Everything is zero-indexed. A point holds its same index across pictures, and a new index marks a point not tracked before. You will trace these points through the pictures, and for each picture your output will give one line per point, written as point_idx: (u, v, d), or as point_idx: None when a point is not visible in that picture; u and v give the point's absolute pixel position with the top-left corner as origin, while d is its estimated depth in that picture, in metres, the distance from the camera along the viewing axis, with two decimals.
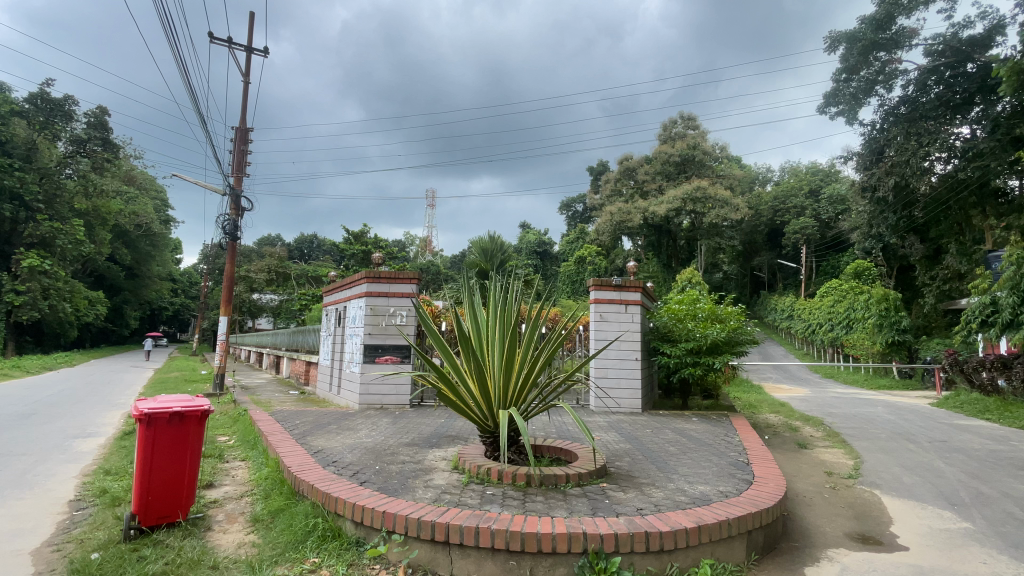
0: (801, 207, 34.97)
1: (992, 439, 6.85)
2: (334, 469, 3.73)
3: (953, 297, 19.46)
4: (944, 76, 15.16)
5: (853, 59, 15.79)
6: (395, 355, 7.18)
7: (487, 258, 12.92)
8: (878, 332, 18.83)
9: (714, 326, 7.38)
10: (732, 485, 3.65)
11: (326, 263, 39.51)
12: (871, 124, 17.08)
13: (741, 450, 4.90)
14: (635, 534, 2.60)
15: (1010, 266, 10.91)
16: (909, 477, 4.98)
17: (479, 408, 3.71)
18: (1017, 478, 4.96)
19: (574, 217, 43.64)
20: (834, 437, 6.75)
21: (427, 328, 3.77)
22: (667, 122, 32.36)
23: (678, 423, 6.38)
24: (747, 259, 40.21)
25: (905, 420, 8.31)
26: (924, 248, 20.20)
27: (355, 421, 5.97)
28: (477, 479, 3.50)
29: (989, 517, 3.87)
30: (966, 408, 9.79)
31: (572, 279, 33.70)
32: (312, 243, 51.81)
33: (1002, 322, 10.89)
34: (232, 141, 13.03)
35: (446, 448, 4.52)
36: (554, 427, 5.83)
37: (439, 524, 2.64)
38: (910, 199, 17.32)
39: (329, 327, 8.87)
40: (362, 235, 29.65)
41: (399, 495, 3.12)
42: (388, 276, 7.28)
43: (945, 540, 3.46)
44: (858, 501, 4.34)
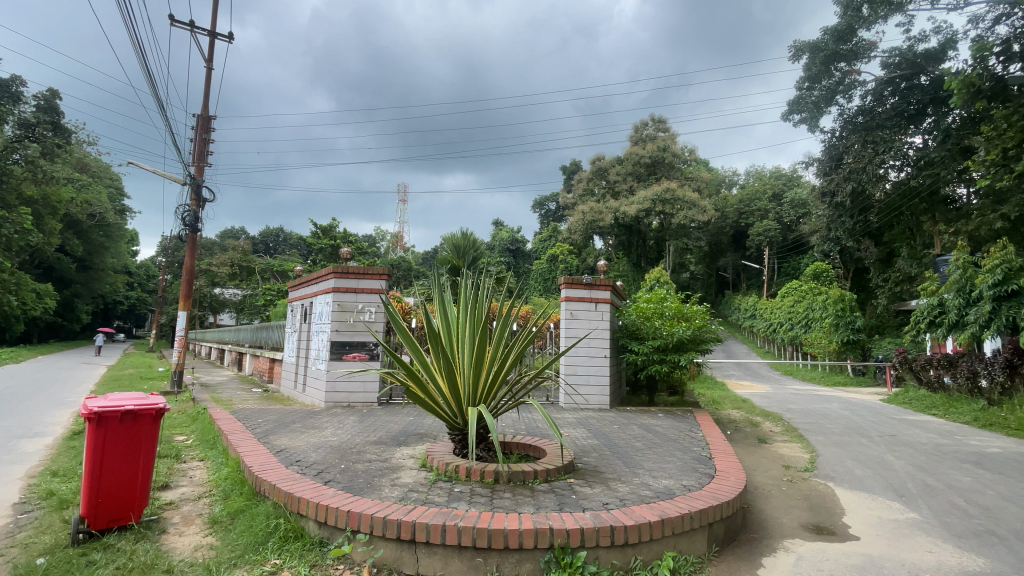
0: (765, 210, 36.18)
1: (938, 434, 7.26)
2: (297, 469, 3.65)
3: (904, 298, 20.48)
4: (900, 87, 15.66)
5: (816, 68, 16.39)
6: (363, 352, 7.07)
7: (459, 254, 12.86)
8: (835, 331, 19.77)
9: (680, 325, 7.55)
10: (695, 479, 3.75)
11: (293, 257, 38.47)
12: (831, 132, 17.71)
13: (704, 445, 5.02)
14: (601, 529, 2.63)
15: (957, 270, 11.62)
16: (860, 470, 5.24)
17: (449, 405, 3.68)
18: (960, 470, 5.27)
19: (547, 215, 43.93)
20: (792, 432, 7.02)
21: (396, 325, 3.70)
22: (638, 124, 32.81)
23: (645, 419, 6.50)
24: (713, 259, 41.30)
25: (858, 415, 8.71)
26: (877, 252, 21.22)
27: (320, 419, 5.82)
28: (445, 477, 3.48)
29: (934, 508, 4.10)
30: (914, 405, 10.35)
31: (544, 277, 33.85)
32: (278, 236, 50.31)
33: (949, 323, 11.52)
34: (193, 129, 12.55)
35: (414, 446, 4.48)
36: (523, 424, 5.83)
37: (405, 523, 2.61)
38: (866, 205, 18.02)
39: (294, 324, 8.67)
40: (331, 229, 29.07)
41: (364, 495, 3.06)
42: (357, 271, 7.13)
43: (893, 530, 3.65)
44: (813, 493, 4.53)
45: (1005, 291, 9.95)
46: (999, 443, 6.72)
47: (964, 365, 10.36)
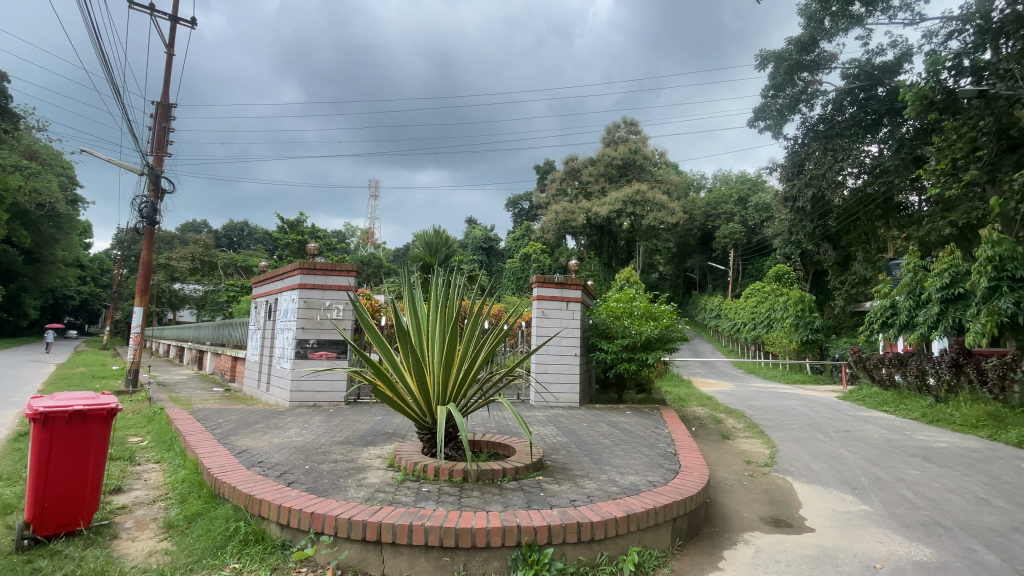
0: (730, 214, 37.23)
1: (889, 429, 7.63)
2: (259, 470, 3.55)
3: (860, 300, 21.46)
4: (858, 98, 16.35)
5: (780, 77, 16.92)
6: (331, 351, 6.93)
7: (431, 252, 12.75)
8: (795, 331, 20.62)
9: (648, 324, 7.70)
10: (660, 475, 3.82)
11: (258, 252, 37.32)
12: (793, 138, 18.37)
13: (669, 441, 5.14)
14: (567, 525, 2.66)
15: (908, 273, 12.25)
16: (816, 464, 5.46)
17: (418, 404, 3.64)
18: (907, 464, 5.57)
19: (520, 214, 44.04)
20: (753, 428, 7.26)
21: (364, 323, 3.65)
22: (611, 126, 33.19)
23: (613, 416, 6.61)
24: (681, 260, 42.27)
25: (816, 412, 9.09)
26: (835, 256, 22.21)
27: (285, 419, 5.67)
28: (413, 476, 3.44)
29: (885, 500, 4.31)
30: (868, 402, 10.88)
31: (516, 276, 33.94)
32: (242, 230, 48.73)
33: (900, 324, 12.12)
34: (152, 117, 12.03)
35: (381, 446, 4.42)
36: (493, 423, 5.82)
37: (370, 523, 2.58)
38: (825, 210, 18.59)
39: (258, 321, 8.43)
40: (298, 224, 28.39)
41: (329, 496, 3.01)
42: (324, 268, 6.98)
43: (846, 522, 3.81)
44: (772, 487, 4.69)
45: (952, 294, 10.55)
46: (944, 438, 7.11)
47: (914, 363, 10.94)
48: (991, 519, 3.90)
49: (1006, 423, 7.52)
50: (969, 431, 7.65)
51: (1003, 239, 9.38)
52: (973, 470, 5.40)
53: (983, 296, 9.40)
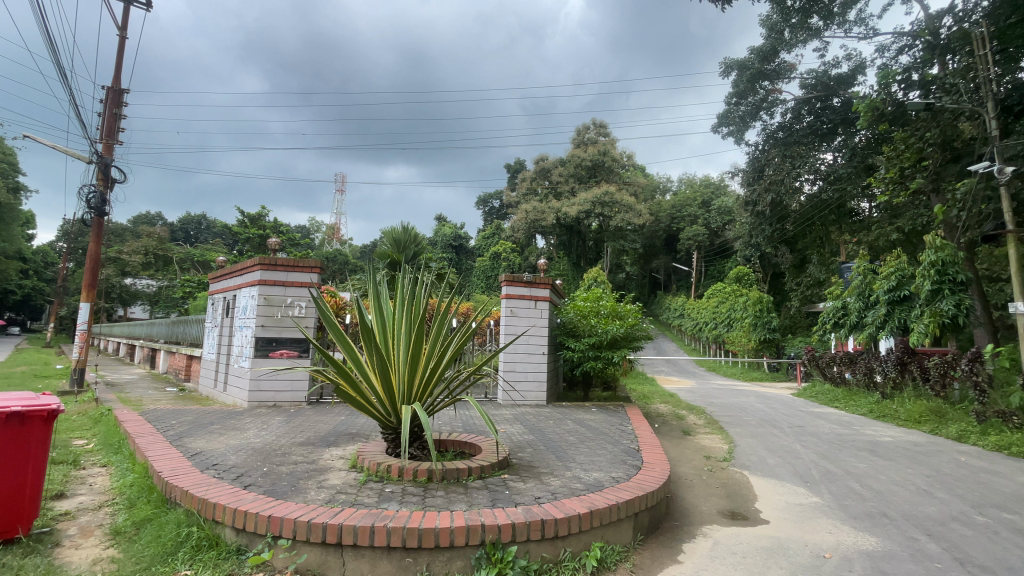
0: (694, 216, 38.19)
1: (839, 424, 8.02)
2: (214, 473, 3.42)
3: (814, 301, 22.50)
4: (815, 107, 17.04)
5: (742, 85, 17.51)
6: (292, 350, 6.75)
7: (399, 248, 12.58)
8: (754, 330, 21.41)
9: (614, 323, 7.82)
10: (623, 471, 3.90)
11: (216, 247, 35.84)
12: (754, 145, 18.97)
13: (633, 438, 5.25)
14: (531, 523, 2.68)
15: (858, 276, 12.91)
16: (771, 458, 5.69)
17: (382, 404, 3.58)
18: (855, 457, 5.87)
19: (490, 213, 43.96)
20: (713, 424, 7.50)
21: (327, 321, 3.58)
22: (581, 127, 33.55)
23: (579, 414, 6.69)
24: (647, 261, 43.16)
25: (772, 408, 9.45)
26: (791, 258, 23.13)
27: (243, 420, 5.50)
28: (376, 477, 3.39)
29: (834, 492, 4.53)
30: (820, 398, 11.41)
31: (486, 274, 33.84)
32: (200, 224, 46.74)
33: (851, 324, 12.75)
34: (101, 103, 11.39)
35: (344, 447, 4.34)
36: (459, 422, 5.79)
37: (331, 526, 2.53)
38: (783, 215, 19.39)
39: (215, 319, 8.12)
40: (260, 218, 27.54)
41: (287, 498, 2.93)
42: (286, 264, 6.79)
43: (799, 514, 3.99)
44: (730, 481, 4.85)
45: (899, 296, 11.16)
46: (889, 433, 7.52)
47: (863, 361, 11.47)
48: (931, 509, 4.14)
49: (946, 418, 8.00)
50: (912, 426, 8.12)
51: (946, 245, 9.93)
52: (915, 463, 5.73)
53: (927, 298, 10.02)
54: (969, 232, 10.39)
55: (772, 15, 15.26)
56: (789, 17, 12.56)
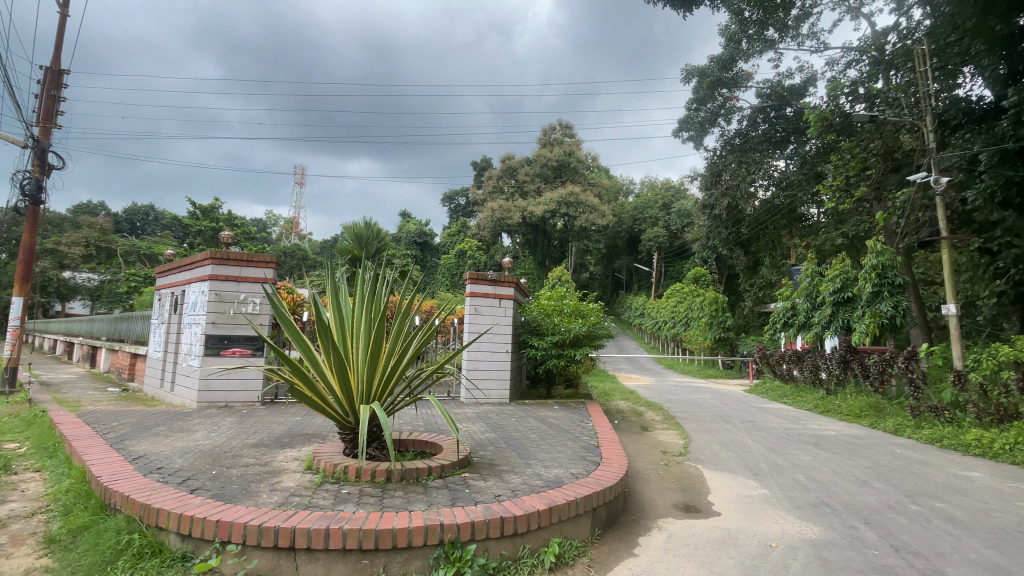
0: (655, 219, 39.14)
1: (787, 420, 8.43)
2: (159, 477, 3.27)
3: (765, 302, 23.57)
4: (770, 116, 17.94)
5: (702, 91, 18.04)
6: (246, 348, 6.51)
7: (361, 244, 12.33)
8: (709, 329, 22.15)
9: (577, 321, 7.94)
10: (583, 467, 3.97)
11: (166, 240, 34.03)
12: (713, 150, 19.54)
13: (593, 434, 5.34)
14: (490, 521, 2.69)
15: (806, 279, 13.58)
16: (724, 453, 5.91)
17: (340, 405, 3.50)
18: (801, 450, 6.18)
19: (455, 210, 43.64)
20: (670, 420, 7.74)
21: (282, 319, 3.47)
22: (547, 127, 33.79)
23: (541, 411, 6.76)
24: (610, 261, 43.99)
25: (725, 404, 9.82)
26: (746, 260, 24.07)
27: (192, 421, 5.26)
28: (333, 479, 3.31)
29: (781, 484, 4.76)
30: (770, 395, 11.95)
31: (451, 272, 33.50)
32: (147, 214, 44.24)
33: (799, 324, 13.40)
34: (38, 83, 10.62)
35: (300, 448, 4.23)
36: (420, 421, 5.75)
37: (283, 530, 2.46)
38: (738, 218, 19.95)
39: (162, 315, 7.74)
40: (213, 210, 26.38)
41: (238, 502, 2.83)
42: (239, 258, 6.54)
43: (748, 505, 4.16)
44: (685, 475, 5.01)
45: (843, 297, 11.77)
46: (833, 427, 7.96)
47: (809, 359, 12.03)
48: (869, 499, 4.41)
49: (884, 413, 8.53)
50: (854, 420, 8.62)
51: (885, 251, 10.64)
52: (855, 455, 6.09)
53: (868, 300, 10.67)
54: (907, 238, 11.08)
55: (731, 26, 15.77)
56: (746, 28, 13.04)
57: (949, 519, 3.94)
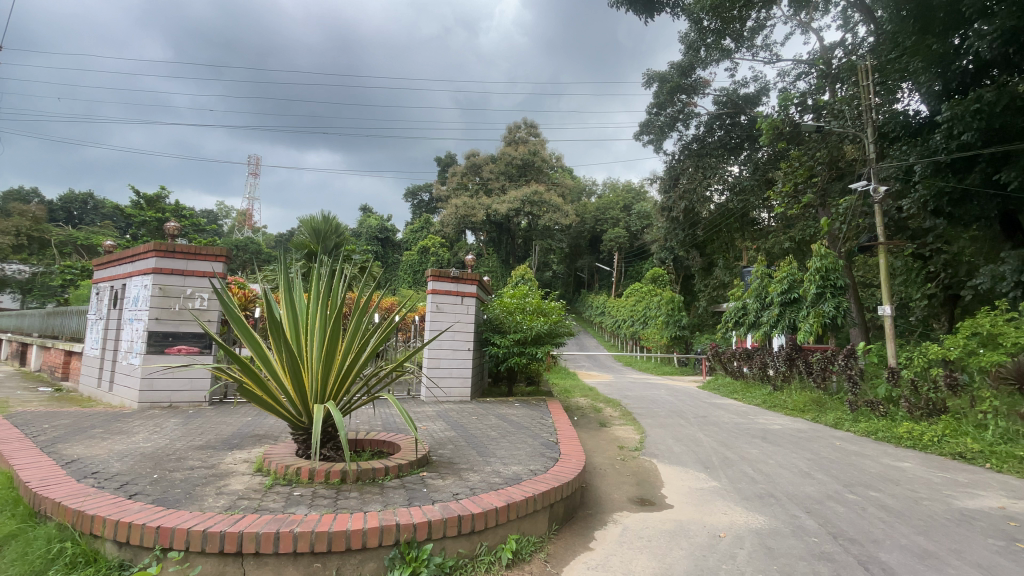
0: (616, 220, 39.95)
1: (737, 414, 8.80)
2: (94, 481, 3.08)
3: (719, 301, 24.54)
4: (725, 123, 18.62)
5: (663, 96, 18.50)
6: (192, 345, 6.23)
7: (319, 238, 12.00)
8: (666, 327, 22.86)
9: (538, 319, 8.01)
10: (541, 463, 4.02)
11: (106, 231, 31.90)
12: (671, 154, 20.10)
13: (552, 431, 5.41)
14: (448, 519, 2.68)
15: (756, 280, 14.21)
16: (677, 447, 6.12)
17: (293, 404, 3.40)
18: (749, 443, 6.48)
19: (418, 206, 43.09)
20: (627, 416, 7.93)
21: (230, 316, 3.34)
22: (512, 126, 33.88)
23: (502, 409, 6.78)
24: (572, 261, 44.62)
25: (680, 401, 10.15)
26: (701, 261, 24.97)
27: (132, 423, 4.98)
28: (284, 481, 3.22)
29: (730, 476, 4.97)
30: (721, 391, 12.44)
31: (413, 269, 32.91)
32: (85, 203, 41.35)
33: (749, 323, 14.01)
34: None
35: (249, 449, 4.08)
36: (378, 420, 5.65)
37: (230, 534, 2.37)
38: (694, 221, 20.55)
39: (100, 310, 7.29)
40: (158, 200, 24.99)
41: (181, 507, 2.71)
42: (185, 251, 6.24)
43: (699, 497, 4.33)
44: (640, 469, 5.16)
45: (789, 298, 12.38)
46: (778, 421, 8.38)
47: (758, 357, 12.58)
48: (811, 489, 4.67)
49: (825, 407, 9.05)
50: (797, 414, 9.11)
51: (828, 254, 11.29)
52: (799, 448, 6.43)
53: (812, 300, 11.26)
54: (848, 243, 11.91)
55: (690, 34, 16.28)
56: (705, 36, 13.49)
57: (882, 507, 4.22)
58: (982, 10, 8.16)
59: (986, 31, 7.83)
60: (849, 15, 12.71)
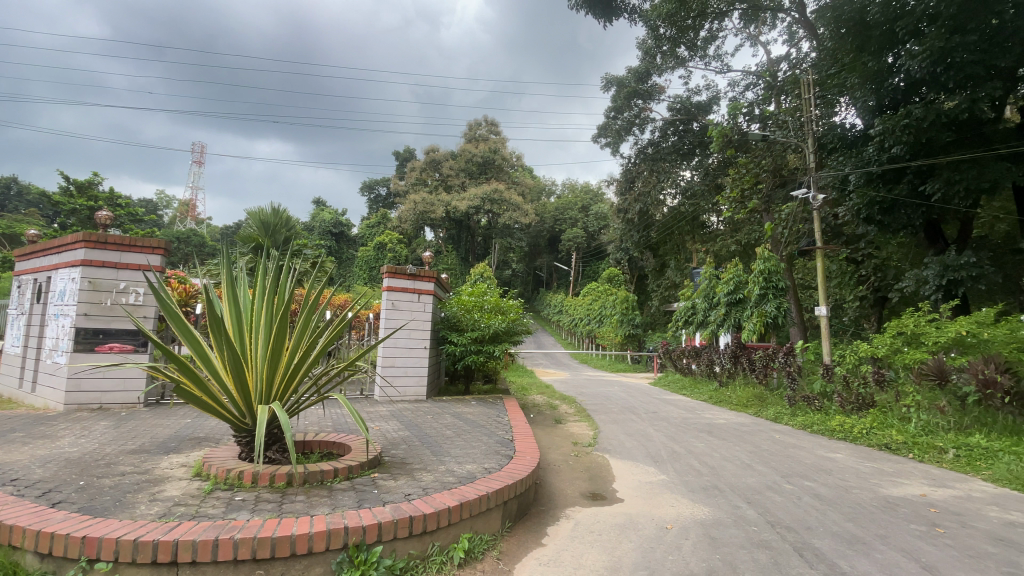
0: (575, 220, 40.56)
1: (686, 410, 9.13)
2: (11, 490, 2.84)
3: (670, 301, 25.40)
4: (678, 129, 19.24)
5: (620, 101, 18.91)
6: (126, 343, 5.85)
7: (267, 232, 11.53)
8: (620, 325, 23.45)
9: (496, 318, 8.01)
10: (496, 461, 4.03)
11: (30, 219, 29.36)
12: (628, 158, 20.58)
13: (507, 429, 5.44)
14: (398, 521, 2.65)
15: (705, 280, 14.79)
16: (628, 442, 6.30)
17: (236, 405, 3.25)
18: (696, 438, 6.74)
19: (375, 200, 42.26)
20: (582, 413, 8.07)
21: (167, 313, 3.16)
22: (473, 123, 33.77)
23: (458, 407, 6.74)
24: (531, 259, 44.99)
25: (632, 397, 10.44)
26: (654, 262, 25.76)
27: (56, 426, 4.63)
28: (225, 485, 3.08)
29: (678, 470, 5.16)
30: (671, 387, 12.88)
31: (369, 265, 32.09)
32: (7, 188, 37.93)
33: (698, 321, 14.60)
34: None
35: (188, 453, 3.88)
36: (328, 421, 5.49)
37: (164, 543, 2.25)
38: (648, 223, 21.17)
39: (21, 304, 6.73)
40: (90, 186, 23.30)
41: (110, 515, 2.54)
42: (118, 242, 5.84)
43: (649, 491, 4.46)
44: (593, 465, 5.27)
45: (735, 299, 12.95)
46: (724, 416, 8.76)
47: (706, 354, 13.11)
48: (752, 480, 4.92)
49: (766, 402, 9.56)
50: (741, 409, 9.57)
51: (771, 257, 11.90)
52: (742, 441, 6.75)
53: (755, 301, 11.87)
54: (789, 247, 12.59)
55: (647, 40, 16.74)
56: (661, 43, 13.87)
57: (816, 496, 4.50)
58: (915, 31, 8.78)
59: (916, 51, 8.43)
60: (794, 31, 13.40)
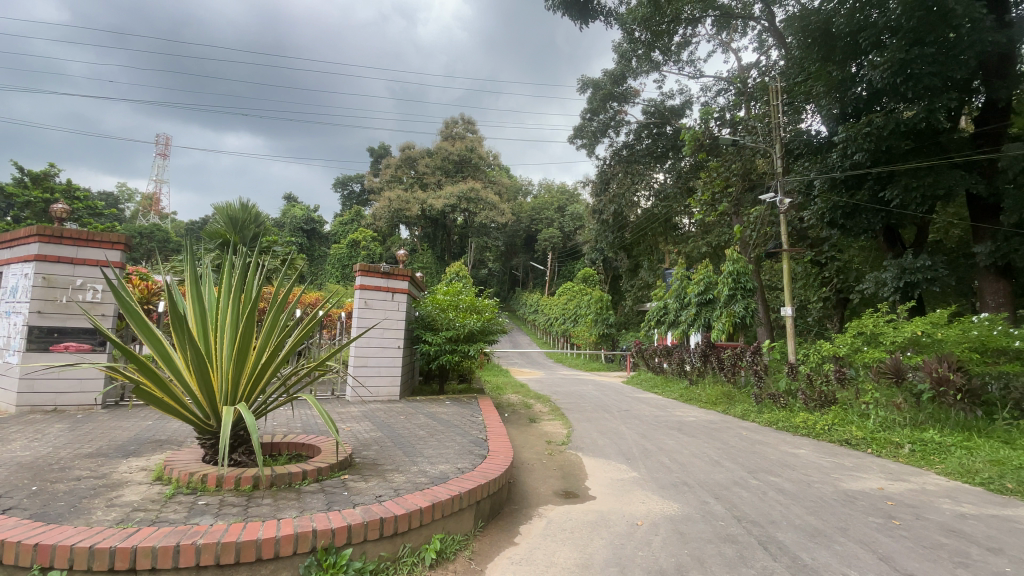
0: (551, 220, 40.79)
1: (657, 408, 9.29)
2: None
3: (644, 301, 25.81)
4: (653, 132, 19.55)
5: (595, 103, 19.11)
6: (83, 342, 5.60)
7: (235, 228, 11.22)
8: (595, 325, 23.71)
9: (471, 317, 7.98)
10: (469, 461, 4.02)
11: None
12: (603, 159, 20.84)
13: (481, 428, 5.43)
14: (369, 523, 2.61)
15: (676, 281, 15.08)
16: (601, 440, 6.37)
17: (199, 407, 3.15)
18: (667, 435, 6.87)
19: (349, 197, 41.61)
20: (556, 412, 8.13)
21: (126, 311, 3.03)
22: (449, 121, 33.60)
23: (431, 407, 6.70)
24: (507, 259, 45.01)
25: (606, 396, 10.56)
26: (627, 263, 26.11)
27: (5, 429, 4.39)
28: (188, 489, 2.99)
29: (649, 467, 5.25)
30: (643, 386, 13.07)
31: (342, 262, 31.58)
32: None
33: (670, 321, 14.88)
34: None
35: (149, 456, 3.74)
36: (298, 422, 5.37)
37: (121, 550, 2.17)
38: (622, 224, 21.47)
39: None
40: (46, 178, 22.29)
41: (63, 522, 2.43)
42: (75, 236, 5.59)
43: (620, 488, 4.53)
44: (565, 463, 5.31)
45: (705, 299, 13.25)
46: (694, 414, 8.96)
47: (677, 353, 13.38)
48: (720, 476, 5.05)
49: (735, 400, 9.81)
50: (710, 407, 9.79)
51: (739, 259, 12.22)
52: (711, 438, 6.91)
53: (725, 301, 12.18)
54: (757, 249, 12.94)
55: (623, 44, 16.97)
56: (637, 47, 14.06)
57: (780, 491, 4.65)
58: (877, 43, 9.12)
59: (878, 62, 8.78)
60: (764, 39, 13.78)
